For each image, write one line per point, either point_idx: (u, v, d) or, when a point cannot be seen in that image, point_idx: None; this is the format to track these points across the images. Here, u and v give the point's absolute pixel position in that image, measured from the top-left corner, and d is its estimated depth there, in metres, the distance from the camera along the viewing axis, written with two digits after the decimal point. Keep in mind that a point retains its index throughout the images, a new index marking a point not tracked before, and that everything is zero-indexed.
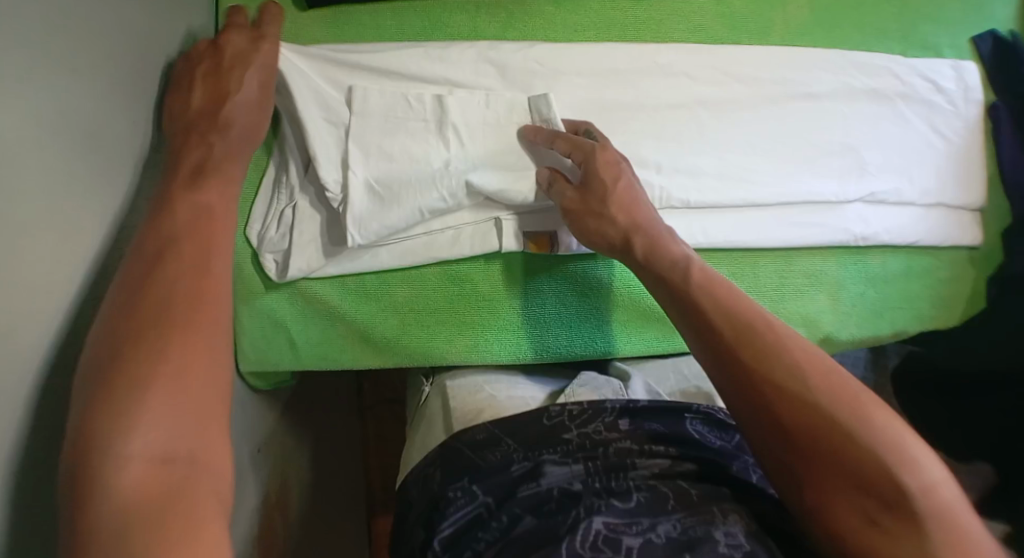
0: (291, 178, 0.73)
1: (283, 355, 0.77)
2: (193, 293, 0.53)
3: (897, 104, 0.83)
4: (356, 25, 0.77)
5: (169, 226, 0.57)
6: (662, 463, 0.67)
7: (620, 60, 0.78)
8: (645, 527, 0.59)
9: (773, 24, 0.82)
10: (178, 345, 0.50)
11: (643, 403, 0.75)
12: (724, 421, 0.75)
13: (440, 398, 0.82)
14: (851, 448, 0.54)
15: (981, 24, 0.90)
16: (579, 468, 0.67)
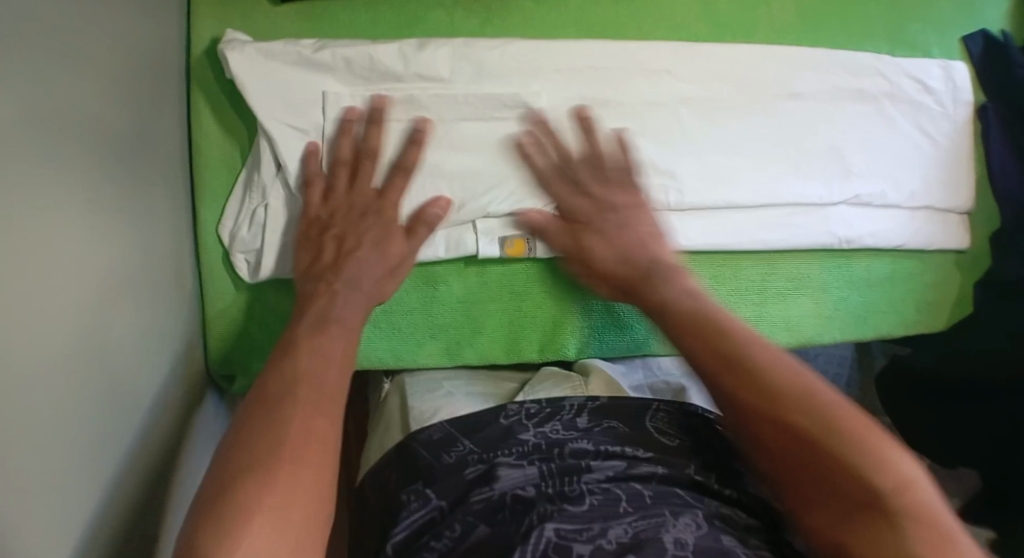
0: (263, 180, 0.72)
1: (249, 356, 0.78)
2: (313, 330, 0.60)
3: (883, 105, 0.82)
4: (330, 22, 0.76)
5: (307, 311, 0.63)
6: (618, 466, 0.65)
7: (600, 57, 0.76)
8: (595, 533, 0.57)
9: (758, 23, 0.80)
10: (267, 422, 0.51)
11: (605, 400, 0.73)
12: (689, 419, 0.72)
13: (399, 396, 0.79)
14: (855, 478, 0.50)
15: (970, 24, 0.88)
16: (533, 471, 0.64)
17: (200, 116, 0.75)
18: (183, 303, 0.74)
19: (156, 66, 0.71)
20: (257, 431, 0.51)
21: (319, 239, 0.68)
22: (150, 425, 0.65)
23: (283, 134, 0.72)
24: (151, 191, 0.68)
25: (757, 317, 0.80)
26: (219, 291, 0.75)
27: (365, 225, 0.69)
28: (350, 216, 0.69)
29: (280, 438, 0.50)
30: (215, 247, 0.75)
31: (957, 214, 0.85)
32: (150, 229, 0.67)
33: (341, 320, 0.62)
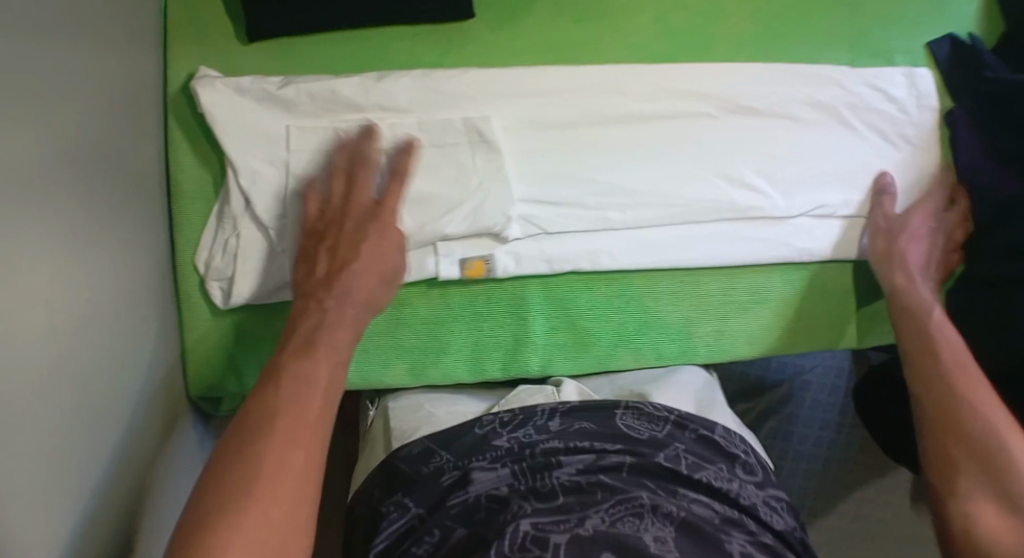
0: (233, 211, 0.76)
1: (224, 378, 0.80)
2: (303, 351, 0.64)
3: (844, 115, 0.82)
4: (297, 57, 0.78)
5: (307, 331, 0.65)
6: (586, 460, 0.67)
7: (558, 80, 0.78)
8: (573, 523, 0.60)
9: (714, 39, 0.81)
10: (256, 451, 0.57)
11: (575, 402, 0.74)
12: (658, 415, 0.72)
13: (383, 420, 0.80)
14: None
15: (938, 29, 0.88)
16: (507, 472, 0.67)
17: (177, 149, 0.79)
18: (162, 328, 0.78)
19: (129, 104, 0.75)
20: (247, 460, 0.56)
21: (318, 250, 0.70)
22: (127, 450, 0.69)
23: (249, 165, 0.75)
24: (122, 225, 0.72)
25: (719, 333, 0.81)
26: (194, 316, 0.79)
27: (366, 238, 0.70)
28: (343, 224, 0.71)
29: (257, 468, 0.56)
30: (191, 275, 0.79)
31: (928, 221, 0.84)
32: (121, 261, 0.71)
33: (331, 344, 0.65)
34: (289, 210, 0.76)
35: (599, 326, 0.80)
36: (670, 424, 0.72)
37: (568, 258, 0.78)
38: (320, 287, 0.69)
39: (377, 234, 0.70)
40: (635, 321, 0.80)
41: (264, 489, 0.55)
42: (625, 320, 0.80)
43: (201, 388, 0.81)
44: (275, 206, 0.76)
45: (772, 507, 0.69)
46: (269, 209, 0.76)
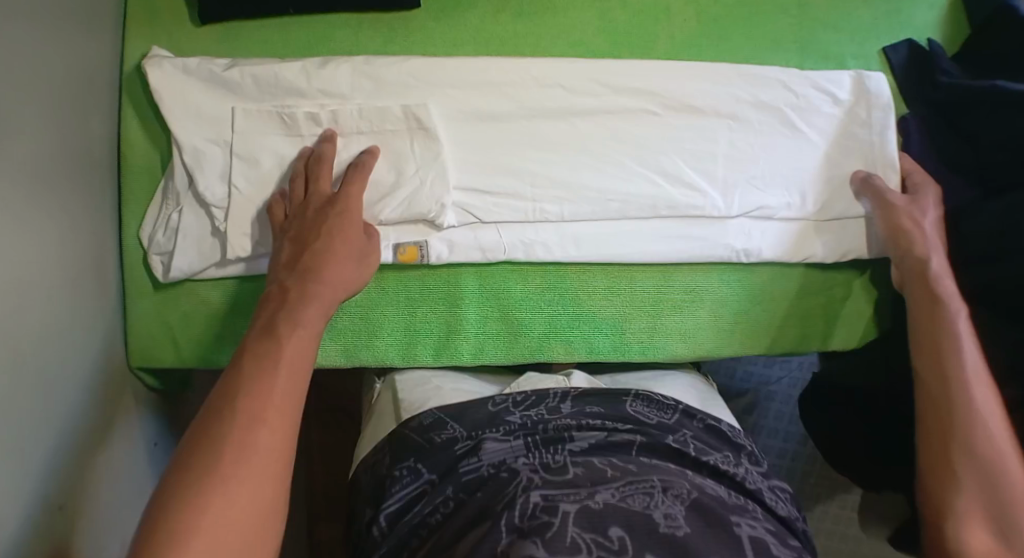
0: (177, 188, 0.78)
1: (166, 351, 0.82)
2: (268, 332, 0.63)
3: (788, 116, 0.82)
4: (244, 40, 0.80)
5: (265, 317, 0.65)
6: (598, 436, 0.68)
7: (498, 72, 0.79)
8: (582, 496, 0.59)
9: (658, 37, 0.82)
10: (221, 429, 0.56)
11: (587, 387, 0.76)
12: (667, 404, 0.75)
13: (390, 392, 0.80)
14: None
15: (895, 34, 0.87)
16: (520, 443, 0.67)
17: (129, 127, 0.81)
18: (107, 299, 0.80)
19: (86, 79, 0.77)
20: (210, 441, 0.55)
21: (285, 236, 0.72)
22: (63, 412, 0.70)
23: (195, 145, 0.77)
24: (70, 194, 0.74)
25: (653, 330, 0.81)
26: (139, 289, 0.81)
27: (325, 225, 0.71)
28: (304, 217, 0.72)
29: (222, 453, 0.55)
30: (137, 250, 0.81)
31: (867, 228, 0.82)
32: (64, 228, 0.73)
33: (303, 323, 0.65)
34: (229, 189, 0.77)
35: (533, 318, 0.81)
36: (679, 411, 0.74)
37: (500, 249, 0.78)
38: (289, 275, 0.68)
39: (333, 222, 0.71)
40: (568, 314, 0.81)
41: (227, 469, 0.54)
42: (559, 313, 0.81)
43: (139, 360, 0.82)
44: (218, 185, 0.77)
45: (776, 495, 0.70)
46: (210, 188, 0.77)
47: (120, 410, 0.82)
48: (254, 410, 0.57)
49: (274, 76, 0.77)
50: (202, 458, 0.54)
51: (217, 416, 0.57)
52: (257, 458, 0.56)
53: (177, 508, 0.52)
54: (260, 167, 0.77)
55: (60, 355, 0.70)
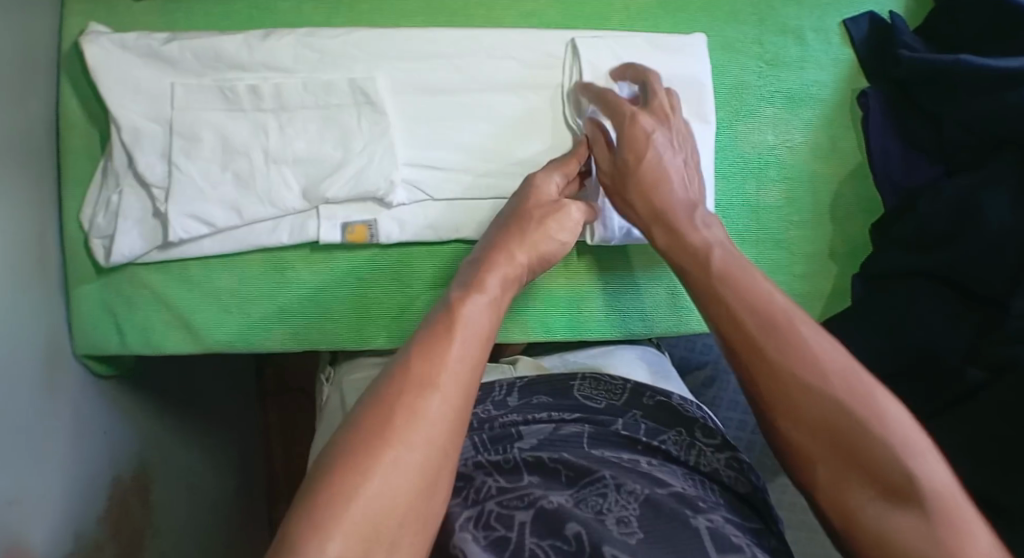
0: (116, 169, 0.76)
1: (110, 338, 0.79)
2: (446, 310, 0.57)
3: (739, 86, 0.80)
4: (186, 14, 0.79)
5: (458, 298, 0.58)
6: (545, 431, 0.67)
7: (444, 44, 0.77)
8: (535, 498, 0.58)
9: (612, 8, 0.81)
10: (416, 385, 0.50)
11: (531, 378, 0.75)
12: (616, 385, 0.74)
13: (339, 395, 0.77)
14: (868, 435, 0.51)
15: (855, 7, 0.85)
16: (465, 443, 0.67)
17: (67, 106, 0.79)
18: (50, 285, 0.77)
19: (24, 56, 0.74)
20: (394, 395, 0.49)
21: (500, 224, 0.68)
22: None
23: (132, 122, 0.74)
24: (9, 176, 0.71)
25: (610, 307, 0.80)
26: (81, 274, 0.79)
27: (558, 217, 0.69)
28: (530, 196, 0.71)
29: (389, 415, 0.48)
30: (78, 233, 0.79)
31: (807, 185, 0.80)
32: (2, 211, 0.70)
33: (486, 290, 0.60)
34: (170, 168, 0.74)
35: None
36: (627, 391, 0.73)
37: (451, 229, 0.77)
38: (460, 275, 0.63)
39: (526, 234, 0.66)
40: (525, 290, 0.79)
41: (395, 424, 0.48)
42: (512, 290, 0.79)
43: (86, 348, 0.80)
44: (158, 164, 0.75)
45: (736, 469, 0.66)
46: (150, 167, 0.75)
47: (71, 399, 0.79)
48: (415, 375, 0.51)
49: (218, 51, 0.75)
50: (370, 409, 0.49)
51: (393, 381, 0.51)
52: (423, 419, 0.49)
53: (359, 458, 0.46)
54: (201, 144, 0.75)
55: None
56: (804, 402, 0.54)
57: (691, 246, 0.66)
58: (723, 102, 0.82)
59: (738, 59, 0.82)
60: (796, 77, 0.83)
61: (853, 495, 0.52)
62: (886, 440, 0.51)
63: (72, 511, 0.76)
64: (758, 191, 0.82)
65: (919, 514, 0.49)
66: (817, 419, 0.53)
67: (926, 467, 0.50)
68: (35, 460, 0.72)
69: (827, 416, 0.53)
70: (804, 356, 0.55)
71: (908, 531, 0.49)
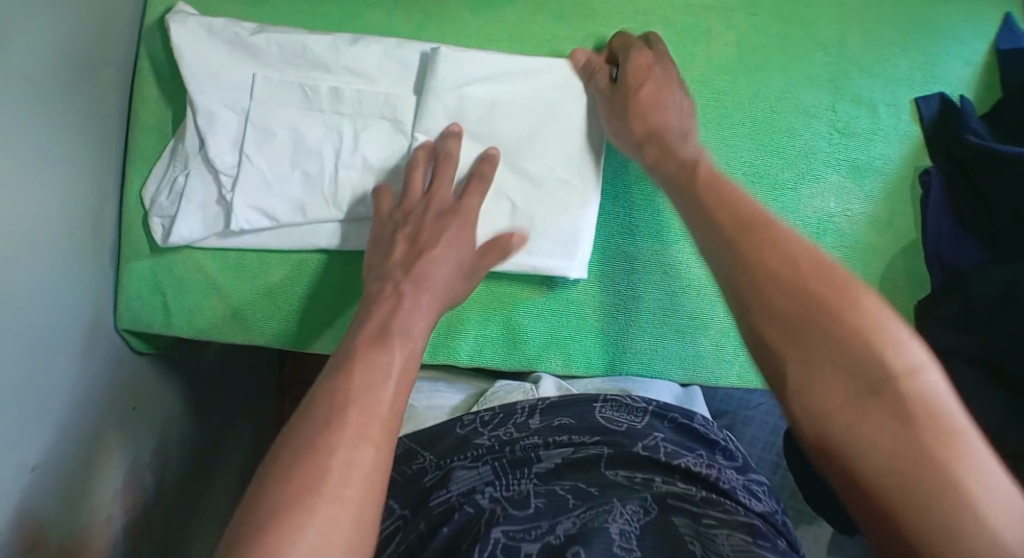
0: (187, 151, 0.77)
1: (155, 316, 0.79)
2: (378, 330, 0.59)
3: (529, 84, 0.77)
4: (276, 8, 0.80)
5: (383, 319, 0.60)
6: (565, 452, 0.67)
7: (472, 73, 0.76)
8: (544, 530, 0.59)
9: (694, 59, 0.83)
10: (351, 391, 0.54)
11: (554, 399, 0.73)
12: (637, 406, 0.71)
13: None
14: (843, 328, 0.48)
15: (929, 85, 0.86)
16: (486, 469, 0.66)
17: (143, 81, 0.79)
18: (103, 256, 0.78)
19: (109, 29, 0.75)
20: (327, 398, 0.53)
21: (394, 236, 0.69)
22: (45, 368, 0.68)
23: (209, 106, 0.75)
24: (82, 146, 0.72)
25: (655, 351, 0.81)
26: (135, 250, 0.79)
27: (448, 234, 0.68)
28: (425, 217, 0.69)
29: (320, 418, 0.52)
30: (138, 209, 0.79)
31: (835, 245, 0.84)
32: (71, 182, 0.71)
33: (402, 331, 0.59)
34: (241, 159, 0.75)
35: (534, 326, 0.80)
36: (648, 414, 0.71)
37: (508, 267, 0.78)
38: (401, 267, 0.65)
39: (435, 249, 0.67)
40: (572, 325, 0.80)
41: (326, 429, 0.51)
42: (563, 323, 0.80)
43: (128, 324, 0.80)
44: (228, 151, 0.75)
45: (752, 490, 0.66)
46: (221, 155, 0.75)
47: (111, 373, 0.79)
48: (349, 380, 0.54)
49: (305, 47, 0.76)
50: (306, 414, 0.53)
51: (333, 384, 0.54)
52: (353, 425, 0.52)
53: (283, 464, 0.50)
54: (275, 138, 0.76)
55: (46, 313, 0.68)
56: (782, 299, 0.51)
57: (644, 122, 0.70)
58: (788, 164, 0.83)
59: (808, 123, 0.84)
60: (862, 148, 0.85)
61: (827, 395, 0.47)
62: (854, 336, 0.48)
63: (93, 484, 0.76)
64: None
65: (886, 425, 0.45)
66: (799, 312, 0.50)
67: (912, 370, 0.46)
68: (69, 430, 0.72)
69: (816, 304, 0.49)
70: (813, 268, 0.51)
71: (888, 437, 0.44)
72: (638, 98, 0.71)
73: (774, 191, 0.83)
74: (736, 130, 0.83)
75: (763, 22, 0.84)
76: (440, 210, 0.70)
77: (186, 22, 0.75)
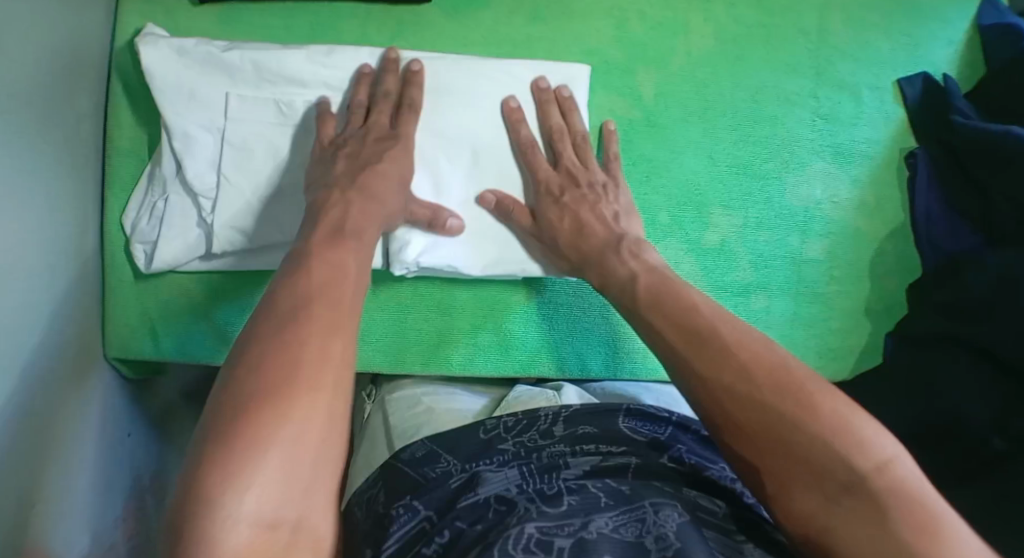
0: (164, 175, 0.76)
1: (143, 342, 0.79)
2: (332, 237, 0.59)
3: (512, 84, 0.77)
4: (247, 24, 0.79)
5: (337, 222, 0.61)
6: (593, 459, 0.65)
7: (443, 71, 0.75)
8: (577, 526, 0.55)
9: (674, 53, 0.82)
10: (314, 292, 0.52)
11: (579, 408, 0.73)
12: (662, 420, 0.71)
13: (382, 414, 0.81)
14: (813, 439, 0.48)
15: (912, 66, 0.85)
16: (514, 473, 0.65)
17: (116, 105, 0.78)
18: (87, 285, 0.77)
19: (77, 55, 0.73)
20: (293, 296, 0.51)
21: (335, 157, 0.69)
22: (39, 405, 0.68)
23: (185, 128, 0.74)
24: (58, 177, 0.71)
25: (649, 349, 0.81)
26: (119, 277, 0.78)
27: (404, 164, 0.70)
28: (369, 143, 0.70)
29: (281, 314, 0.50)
30: (120, 236, 0.78)
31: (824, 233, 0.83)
32: (50, 215, 0.70)
33: (356, 236, 0.60)
34: (221, 179, 0.74)
35: (526, 331, 0.80)
36: (671, 426, 0.71)
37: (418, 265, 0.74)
38: (345, 180, 0.66)
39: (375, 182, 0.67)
40: (564, 328, 0.80)
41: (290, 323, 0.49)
42: (554, 327, 0.80)
43: (116, 351, 0.79)
44: (206, 172, 0.74)
45: None
46: (200, 176, 0.74)
47: (102, 402, 0.79)
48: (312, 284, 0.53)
49: (278, 63, 0.75)
50: (265, 310, 0.50)
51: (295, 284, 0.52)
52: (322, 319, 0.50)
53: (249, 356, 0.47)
54: (252, 157, 0.75)
55: (36, 351, 0.68)
56: (744, 409, 0.51)
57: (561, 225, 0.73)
58: (774, 154, 0.82)
59: (792, 112, 0.83)
60: (848, 133, 0.84)
61: (804, 502, 0.48)
62: (827, 438, 0.47)
63: (93, 514, 0.77)
64: (802, 245, 0.83)
65: (868, 521, 0.45)
66: (762, 421, 0.50)
67: (888, 457, 0.46)
68: (68, 465, 0.73)
69: (780, 394, 0.50)
70: (780, 368, 0.52)
71: (867, 538, 0.45)
72: (566, 156, 0.75)
73: (761, 182, 0.82)
74: (720, 122, 0.82)
75: (742, 11, 0.83)
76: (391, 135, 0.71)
77: (157, 44, 0.74)
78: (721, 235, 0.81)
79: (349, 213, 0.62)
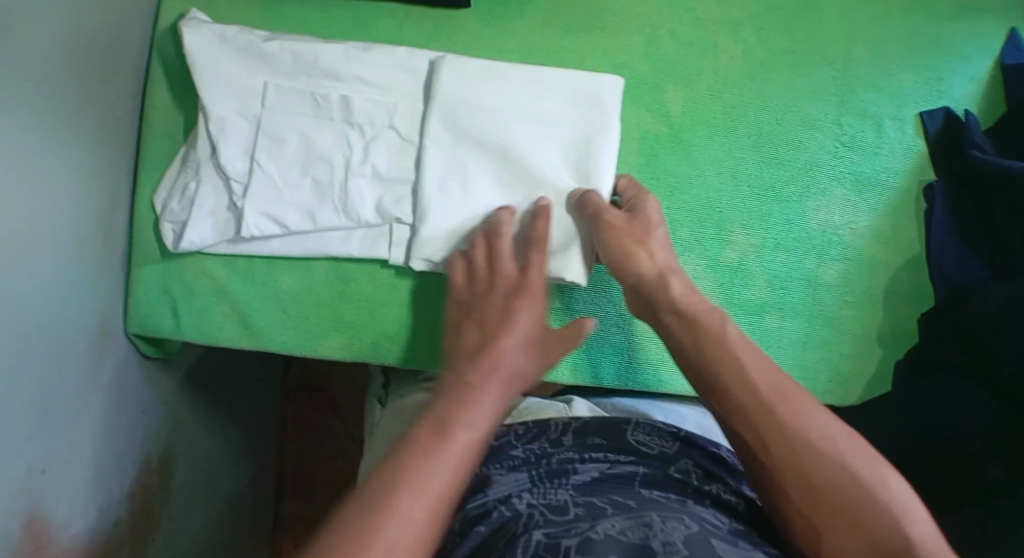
0: (198, 158, 0.77)
1: (165, 321, 0.80)
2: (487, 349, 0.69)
3: (523, 87, 0.78)
4: (288, 17, 0.81)
5: (459, 344, 0.71)
6: (601, 466, 0.67)
7: (473, 80, 0.77)
8: (584, 528, 0.56)
9: (701, 71, 0.84)
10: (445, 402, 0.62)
11: (587, 419, 0.74)
12: (668, 432, 0.72)
13: (390, 419, 0.82)
14: (846, 492, 0.55)
15: (934, 99, 0.87)
16: (523, 476, 0.66)
17: (155, 86, 0.80)
18: (113, 260, 0.79)
19: (121, 35, 0.75)
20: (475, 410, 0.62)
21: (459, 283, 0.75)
22: (58, 372, 0.69)
23: (222, 113, 0.76)
24: (95, 152, 0.73)
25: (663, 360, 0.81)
26: (145, 254, 0.80)
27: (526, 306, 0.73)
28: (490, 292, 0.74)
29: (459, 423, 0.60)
30: (149, 214, 0.80)
31: (840, 258, 0.84)
32: (85, 187, 0.72)
33: (506, 359, 0.68)
34: (252, 164, 0.76)
35: None
36: (679, 440, 0.71)
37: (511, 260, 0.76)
38: (462, 295, 0.75)
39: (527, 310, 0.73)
40: None
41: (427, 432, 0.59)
42: None
43: (137, 327, 0.80)
44: (240, 159, 0.76)
45: None
46: (233, 158, 0.76)
47: (118, 377, 0.80)
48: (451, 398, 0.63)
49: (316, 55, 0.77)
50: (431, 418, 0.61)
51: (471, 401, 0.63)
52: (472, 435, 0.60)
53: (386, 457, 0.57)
54: (286, 146, 0.76)
55: (59, 317, 0.69)
56: (786, 465, 0.58)
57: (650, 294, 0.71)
58: (794, 177, 0.84)
59: (813, 136, 0.84)
60: (867, 161, 0.85)
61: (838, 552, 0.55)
62: (863, 493, 0.55)
63: (101, 487, 0.77)
64: (816, 268, 0.84)
65: None
66: (802, 475, 0.57)
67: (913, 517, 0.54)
68: (81, 435, 0.73)
69: (817, 452, 0.57)
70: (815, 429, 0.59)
71: None
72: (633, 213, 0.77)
73: (780, 204, 0.84)
74: (743, 142, 0.84)
75: (770, 36, 0.85)
76: (509, 289, 0.74)
77: (202, 31, 0.76)
78: (739, 254, 0.83)
79: (484, 337, 0.71)
